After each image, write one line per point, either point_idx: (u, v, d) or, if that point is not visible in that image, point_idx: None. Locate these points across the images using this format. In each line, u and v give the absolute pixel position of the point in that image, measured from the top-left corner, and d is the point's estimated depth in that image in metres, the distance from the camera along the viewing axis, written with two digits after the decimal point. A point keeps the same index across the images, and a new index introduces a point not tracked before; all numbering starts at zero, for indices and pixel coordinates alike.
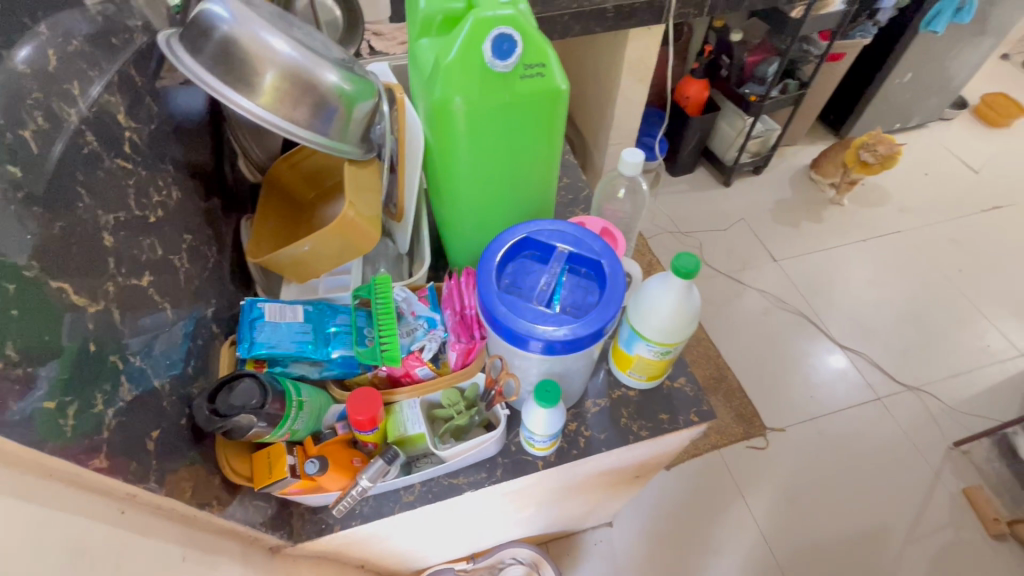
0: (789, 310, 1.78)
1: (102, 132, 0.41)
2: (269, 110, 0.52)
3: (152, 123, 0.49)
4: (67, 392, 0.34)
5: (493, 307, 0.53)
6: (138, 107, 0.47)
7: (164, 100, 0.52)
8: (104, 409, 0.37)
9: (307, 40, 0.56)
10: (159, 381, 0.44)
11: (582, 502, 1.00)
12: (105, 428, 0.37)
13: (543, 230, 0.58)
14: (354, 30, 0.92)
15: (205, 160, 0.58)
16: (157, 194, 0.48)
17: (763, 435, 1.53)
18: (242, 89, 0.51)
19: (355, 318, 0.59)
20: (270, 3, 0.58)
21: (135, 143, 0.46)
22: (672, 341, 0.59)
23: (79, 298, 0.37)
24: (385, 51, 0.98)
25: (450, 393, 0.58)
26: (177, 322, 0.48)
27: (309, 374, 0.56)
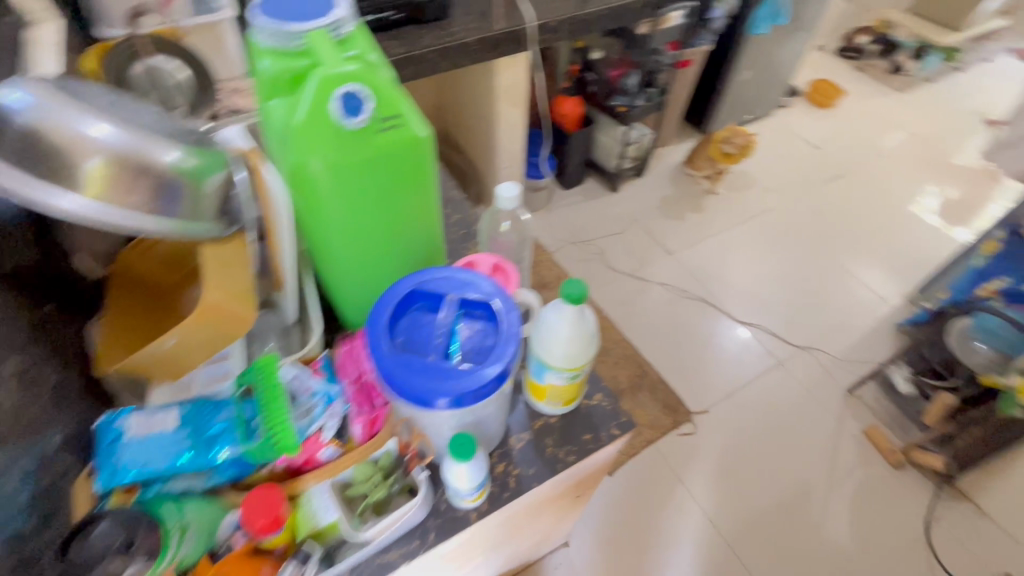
0: (691, 297, 1.91)
1: None
2: (99, 202, 0.46)
3: None
4: None
5: (390, 372, 0.50)
6: None
7: None
8: None
9: (132, 117, 0.50)
10: None
11: (531, 534, 0.98)
12: None
13: (430, 280, 0.57)
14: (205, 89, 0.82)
15: (28, 265, 0.49)
16: None
17: (690, 420, 1.61)
18: (59, 184, 0.44)
19: (239, 410, 0.53)
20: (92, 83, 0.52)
21: None
22: (577, 365, 0.59)
23: None
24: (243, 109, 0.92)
25: (362, 468, 0.54)
26: (9, 470, 0.41)
27: (194, 485, 0.50)
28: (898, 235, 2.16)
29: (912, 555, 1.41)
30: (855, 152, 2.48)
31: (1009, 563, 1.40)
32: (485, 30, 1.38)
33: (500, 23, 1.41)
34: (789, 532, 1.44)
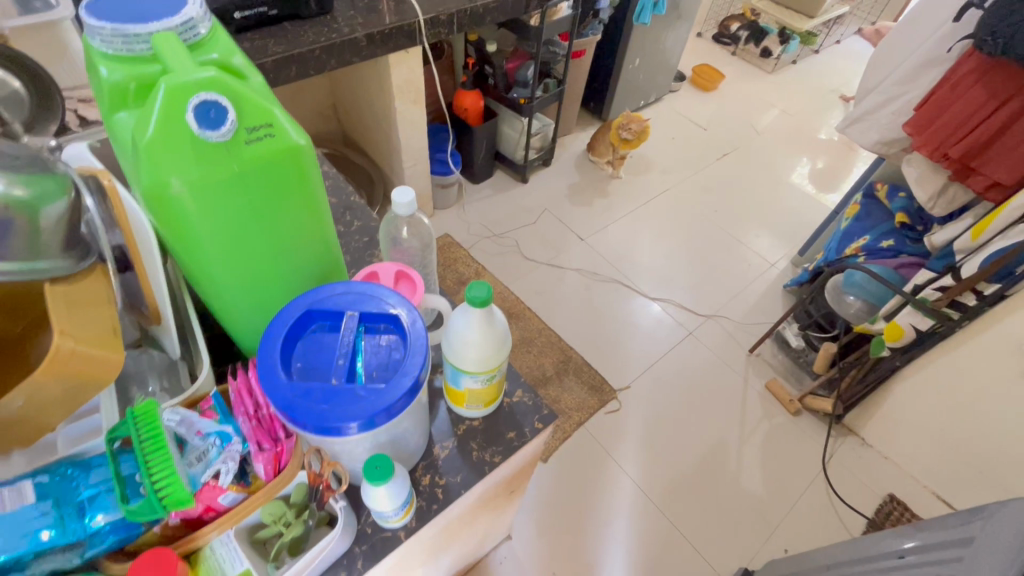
0: (605, 280, 1.98)
1: None
2: None
3: None
4: None
5: (288, 404, 0.46)
6: None
7: None
8: None
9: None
10: None
11: (469, 537, 0.97)
12: None
13: (326, 298, 0.53)
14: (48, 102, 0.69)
15: None
16: None
17: (614, 397, 1.68)
18: None
19: (115, 467, 0.46)
20: None
21: None
22: (492, 366, 0.59)
23: None
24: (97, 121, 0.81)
25: (271, 510, 0.50)
26: None
27: (68, 561, 0.44)
28: (780, 205, 2.38)
29: (814, 490, 1.58)
30: (738, 131, 2.69)
31: (891, 483, 1.61)
32: (373, 25, 1.32)
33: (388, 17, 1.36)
34: (712, 488, 1.55)
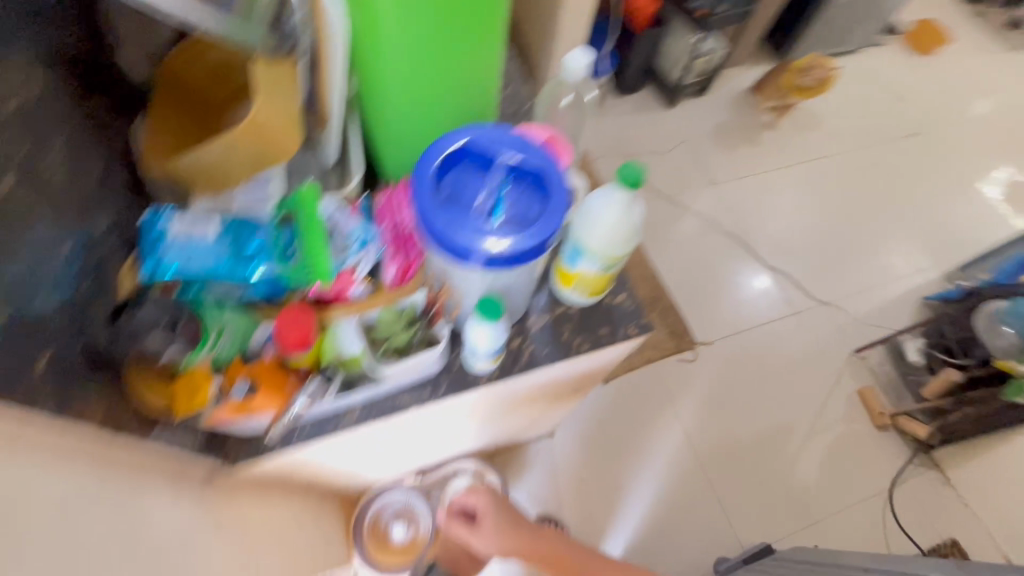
0: (723, 233, 1.85)
1: None
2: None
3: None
4: None
5: (431, 221, 0.49)
6: None
7: None
8: None
9: None
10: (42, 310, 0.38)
11: (524, 415, 1.04)
12: None
13: (483, 138, 0.54)
14: None
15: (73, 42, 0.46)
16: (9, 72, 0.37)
17: (693, 348, 1.64)
18: None
19: (277, 235, 0.53)
20: None
21: None
22: (616, 255, 0.58)
23: None
24: None
25: (388, 313, 0.55)
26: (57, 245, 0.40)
27: (230, 296, 0.51)
28: (956, 209, 2.04)
29: (870, 506, 1.50)
30: (939, 110, 2.26)
31: (960, 529, 1.49)
32: None
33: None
34: (761, 464, 1.52)
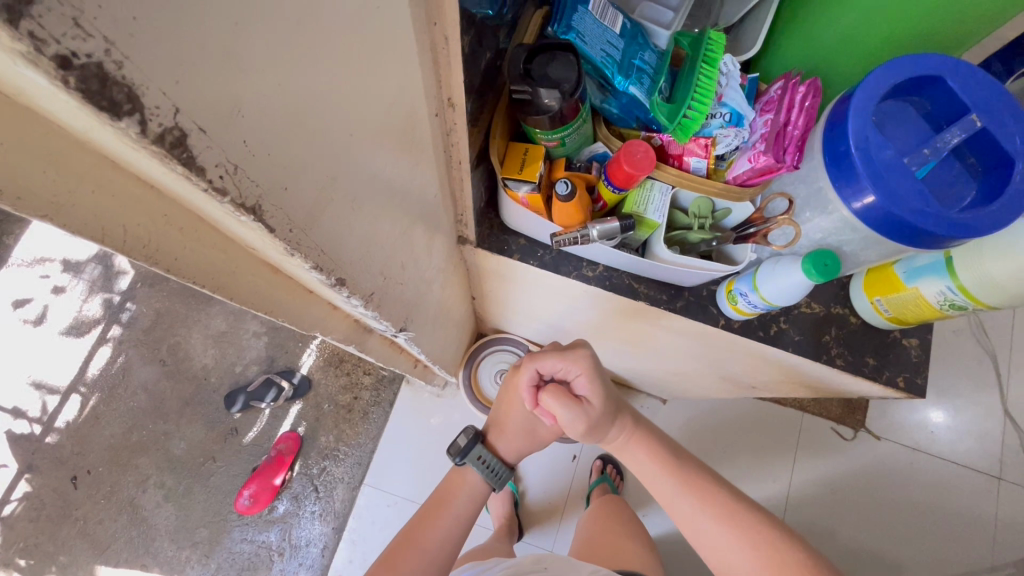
0: (985, 346, 1.30)
1: None
2: None
3: None
4: None
5: (852, 133, 0.40)
6: None
7: None
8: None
9: None
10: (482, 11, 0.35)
11: (673, 372, 0.96)
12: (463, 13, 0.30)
13: (966, 76, 0.40)
14: None
15: None
16: None
17: (857, 428, 1.27)
18: None
19: (660, 65, 0.48)
20: None
21: None
22: (980, 299, 0.47)
23: None
24: None
25: (705, 202, 0.50)
26: None
27: (592, 97, 0.48)
28: None
29: None
30: None
31: None
32: None
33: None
34: None
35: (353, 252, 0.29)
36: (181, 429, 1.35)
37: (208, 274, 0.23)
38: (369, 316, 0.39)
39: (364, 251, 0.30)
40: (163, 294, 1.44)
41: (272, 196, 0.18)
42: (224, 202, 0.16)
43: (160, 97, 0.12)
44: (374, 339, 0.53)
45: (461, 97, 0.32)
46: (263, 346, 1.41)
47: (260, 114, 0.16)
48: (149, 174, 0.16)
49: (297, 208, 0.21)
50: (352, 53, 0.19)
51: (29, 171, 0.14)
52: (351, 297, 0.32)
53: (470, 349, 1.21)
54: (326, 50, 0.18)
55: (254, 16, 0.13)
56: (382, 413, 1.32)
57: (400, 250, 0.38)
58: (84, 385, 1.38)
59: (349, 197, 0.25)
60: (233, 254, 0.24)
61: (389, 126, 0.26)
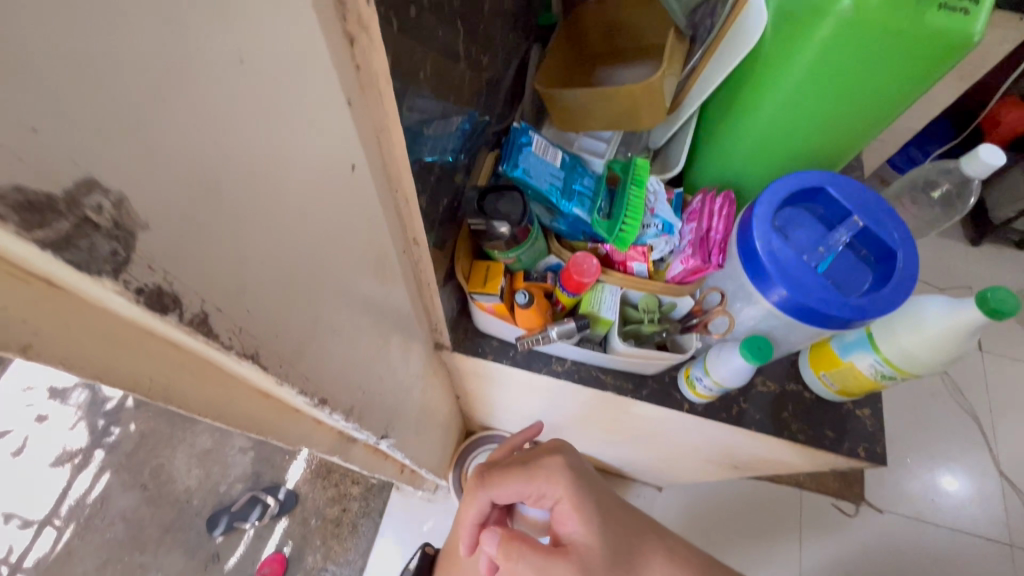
0: (963, 407, 1.36)
1: None
2: None
3: None
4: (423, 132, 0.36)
5: (758, 237, 0.48)
6: None
7: None
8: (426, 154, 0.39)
9: None
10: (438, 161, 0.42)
11: (659, 457, 0.98)
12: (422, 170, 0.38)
13: (843, 187, 0.50)
14: None
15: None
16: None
17: (856, 502, 1.26)
18: None
19: (599, 187, 0.57)
20: None
21: None
22: (905, 368, 0.52)
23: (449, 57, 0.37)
24: None
25: (651, 299, 0.57)
26: (457, 116, 0.44)
27: (542, 217, 0.55)
28: None
29: None
30: None
31: None
32: None
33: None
34: None
35: (333, 374, 0.34)
36: (159, 560, 1.28)
37: (210, 406, 0.27)
38: (351, 427, 0.43)
39: (343, 372, 0.35)
40: (149, 414, 1.42)
41: (266, 343, 0.24)
42: (230, 354, 0.22)
43: (191, 294, 0.18)
44: (357, 448, 0.55)
45: (424, 236, 0.39)
46: (249, 461, 1.38)
47: (256, 286, 0.21)
48: (173, 338, 0.21)
49: (285, 347, 0.26)
50: (327, 226, 0.26)
51: (91, 349, 0.19)
52: (333, 413, 0.36)
53: (459, 449, 1.20)
54: (306, 231, 0.24)
55: (252, 223, 0.20)
56: (372, 525, 1.28)
57: (377, 365, 0.43)
58: (59, 518, 1.32)
59: (330, 330, 0.31)
60: (231, 386, 0.28)
61: (362, 267, 0.33)
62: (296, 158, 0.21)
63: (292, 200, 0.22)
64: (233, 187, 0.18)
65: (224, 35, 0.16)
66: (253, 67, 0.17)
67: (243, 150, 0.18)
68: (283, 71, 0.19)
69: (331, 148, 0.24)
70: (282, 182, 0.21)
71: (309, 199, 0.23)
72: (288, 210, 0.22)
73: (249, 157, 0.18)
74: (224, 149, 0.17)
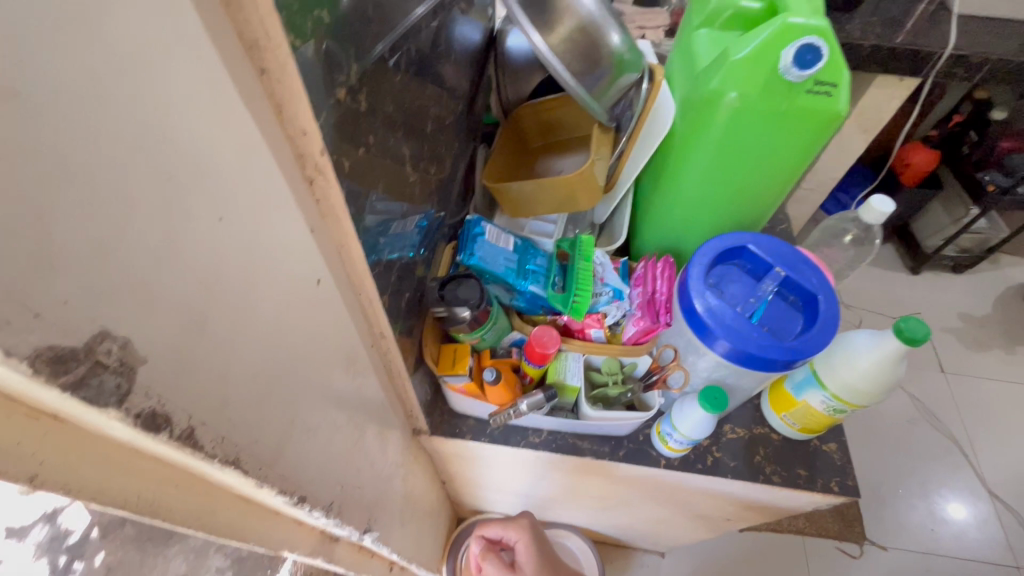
0: (940, 430, 1.40)
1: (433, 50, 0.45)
2: (556, 55, 0.54)
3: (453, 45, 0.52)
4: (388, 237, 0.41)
5: (695, 295, 0.53)
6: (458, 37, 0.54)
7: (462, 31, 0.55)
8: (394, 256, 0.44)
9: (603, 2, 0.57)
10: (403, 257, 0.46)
11: (653, 520, 0.97)
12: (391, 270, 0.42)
13: (762, 244, 0.56)
14: None
15: (470, 91, 0.62)
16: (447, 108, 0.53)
17: (860, 542, 1.25)
18: (541, 26, 0.54)
19: (551, 264, 0.62)
20: None
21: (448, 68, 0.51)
22: (853, 401, 0.56)
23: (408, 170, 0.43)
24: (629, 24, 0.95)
25: (613, 362, 0.60)
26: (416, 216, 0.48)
27: (502, 297, 0.60)
28: None
29: None
30: None
31: None
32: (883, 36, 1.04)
33: (921, 3, 1.09)
34: None
35: (312, 473, 0.35)
36: None
37: (194, 518, 0.28)
38: (334, 525, 0.43)
39: (321, 468, 0.37)
40: None
41: (247, 449, 0.26)
42: (214, 462, 0.24)
43: (180, 412, 0.20)
44: (341, 547, 0.55)
45: (390, 329, 0.43)
46: None
47: (238, 398, 0.24)
48: (162, 455, 0.23)
49: (265, 450, 0.28)
50: (297, 333, 0.29)
51: (88, 475, 0.21)
52: (313, 511, 0.37)
53: (451, 538, 1.16)
54: (279, 341, 0.27)
55: (231, 342, 0.23)
56: None
57: (355, 458, 0.44)
58: None
59: (306, 429, 0.33)
60: (213, 495, 0.30)
61: (333, 364, 0.36)
62: (270, 285, 0.25)
63: (267, 320, 0.26)
64: (218, 319, 0.22)
65: (204, 202, 0.20)
66: (230, 221, 0.21)
67: (224, 288, 0.22)
68: (254, 215, 0.23)
69: (299, 270, 0.28)
70: (258, 304, 0.25)
71: (283, 316, 0.27)
72: (264, 329, 0.25)
73: (230, 291, 0.22)
74: (209, 290, 0.21)
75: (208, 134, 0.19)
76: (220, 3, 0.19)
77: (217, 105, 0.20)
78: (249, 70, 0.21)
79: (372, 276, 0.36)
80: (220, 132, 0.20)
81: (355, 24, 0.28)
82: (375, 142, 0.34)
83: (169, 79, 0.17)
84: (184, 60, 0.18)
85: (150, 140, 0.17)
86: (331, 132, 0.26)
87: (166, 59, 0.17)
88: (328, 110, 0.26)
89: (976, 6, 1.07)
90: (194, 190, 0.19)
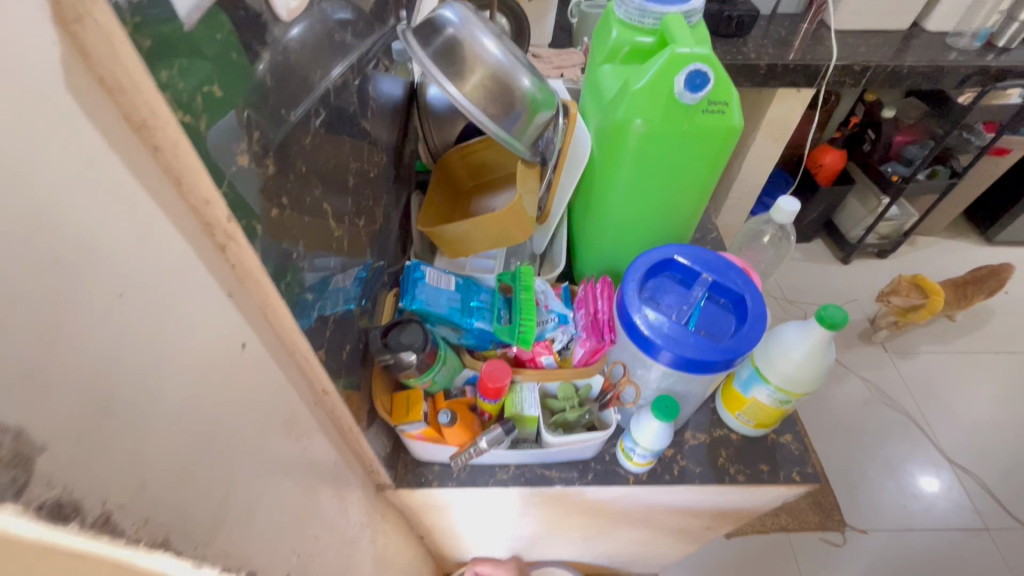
0: (894, 407, 1.46)
1: (347, 111, 0.46)
2: (470, 101, 0.56)
3: (369, 103, 0.54)
4: (320, 294, 0.41)
5: (632, 309, 0.55)
6: (376, 96, 0.56)
7: (378, 90, 0.57)
8: (330, 311, 0.43)
9: (509, 50, 0.60)
10: (340, 311, 0.46)
11: (638, 541, 0.96)
12: (327, 326, 0.42)
13: (687, 254, 0.60)
14: (523, 38, 0.91)
15: (395, 144, 0.64)
16: (370, 162, 0.54)
17: (842, 530, 1.27)
18: (453, 78, 0.56)
19: (495, 299, 0.63)
20: (478, 16, 0.59)
21: (367, 125, 0.53)
22: (795, 390, 0.59)
23: (334, 227, 0.43)
24: (544, 65, 1.01)
25: (567, 386, 0.61)
26: (351, 268, 0.49)
27: (450, 337, 0.60)
28: None
29: None
30: None
31: None
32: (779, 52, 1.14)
33: (804, 22, 1.22)
34: None
35: (259, 545, 0.34)
36: None
37: None
38: None
39: (270, 540, 0.35)
40: None
41: (176, 529, 0.25)
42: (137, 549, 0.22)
43: (91, 499, 0.20)
44: None
45: (333, 383, 0.42)
46: None
47: (159, 473, 0.24)
48: None
49: (198, 526, 0.27)
50: (223, 399, 0.29)
51: None
52: None
53: None
54: (201, 410, 0.27)
55: (141, 418, 0.22)
56: None
57: (309, 524, 0.42)
58: None
59: (246, 499, 0.32)
60: None
61: (271, 427, 0.35)
62: (185, 353, 0.25)
63: (187, 390, 0.25)
64: (127, 394, 0.22)
65: (101, 279, 0.20)
66: (132, 296, 0.22)
67: (131, 362, 0.22)
68: (160, 287, 0.23)
69: (219, 334, 0.28)
70: (175, 376, 0.24)
71: (204, 383, 0.27)
72: (183, 399, 0.25)
73: (138, 366, 0.22)
74: (112, 368, 0.21)
75: (100, 213, 0.20)
76: (101, 89, 0.20)
77: (107, 184, 0.20)
78: (140, 149, 0.22)
79: (302, 334, 0.36)
80: (113, 210, 0.20)
81: (254, 97, 0.29)
82: (291, 201, 0.34)
83: (53, 163, 0.18)
84: (65, 147, 0.18)
85: (35, 226, 0.17)
86: (237, 198, 0.27)
87: (44, 148, 0.18)
88: (231, 177, 0.27)
89: (848, 23, 1.20)
90: (87, 269, 0.19)
